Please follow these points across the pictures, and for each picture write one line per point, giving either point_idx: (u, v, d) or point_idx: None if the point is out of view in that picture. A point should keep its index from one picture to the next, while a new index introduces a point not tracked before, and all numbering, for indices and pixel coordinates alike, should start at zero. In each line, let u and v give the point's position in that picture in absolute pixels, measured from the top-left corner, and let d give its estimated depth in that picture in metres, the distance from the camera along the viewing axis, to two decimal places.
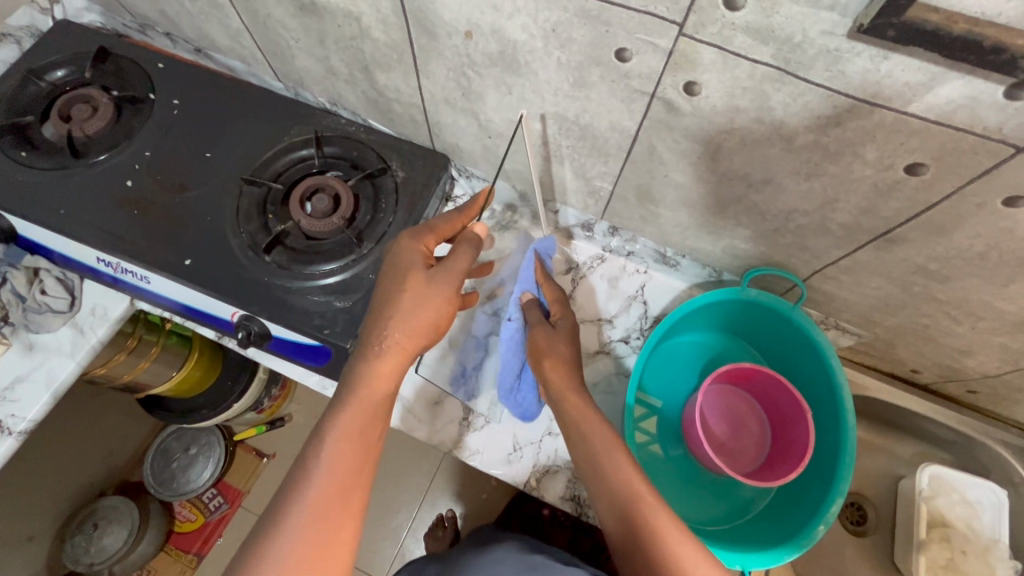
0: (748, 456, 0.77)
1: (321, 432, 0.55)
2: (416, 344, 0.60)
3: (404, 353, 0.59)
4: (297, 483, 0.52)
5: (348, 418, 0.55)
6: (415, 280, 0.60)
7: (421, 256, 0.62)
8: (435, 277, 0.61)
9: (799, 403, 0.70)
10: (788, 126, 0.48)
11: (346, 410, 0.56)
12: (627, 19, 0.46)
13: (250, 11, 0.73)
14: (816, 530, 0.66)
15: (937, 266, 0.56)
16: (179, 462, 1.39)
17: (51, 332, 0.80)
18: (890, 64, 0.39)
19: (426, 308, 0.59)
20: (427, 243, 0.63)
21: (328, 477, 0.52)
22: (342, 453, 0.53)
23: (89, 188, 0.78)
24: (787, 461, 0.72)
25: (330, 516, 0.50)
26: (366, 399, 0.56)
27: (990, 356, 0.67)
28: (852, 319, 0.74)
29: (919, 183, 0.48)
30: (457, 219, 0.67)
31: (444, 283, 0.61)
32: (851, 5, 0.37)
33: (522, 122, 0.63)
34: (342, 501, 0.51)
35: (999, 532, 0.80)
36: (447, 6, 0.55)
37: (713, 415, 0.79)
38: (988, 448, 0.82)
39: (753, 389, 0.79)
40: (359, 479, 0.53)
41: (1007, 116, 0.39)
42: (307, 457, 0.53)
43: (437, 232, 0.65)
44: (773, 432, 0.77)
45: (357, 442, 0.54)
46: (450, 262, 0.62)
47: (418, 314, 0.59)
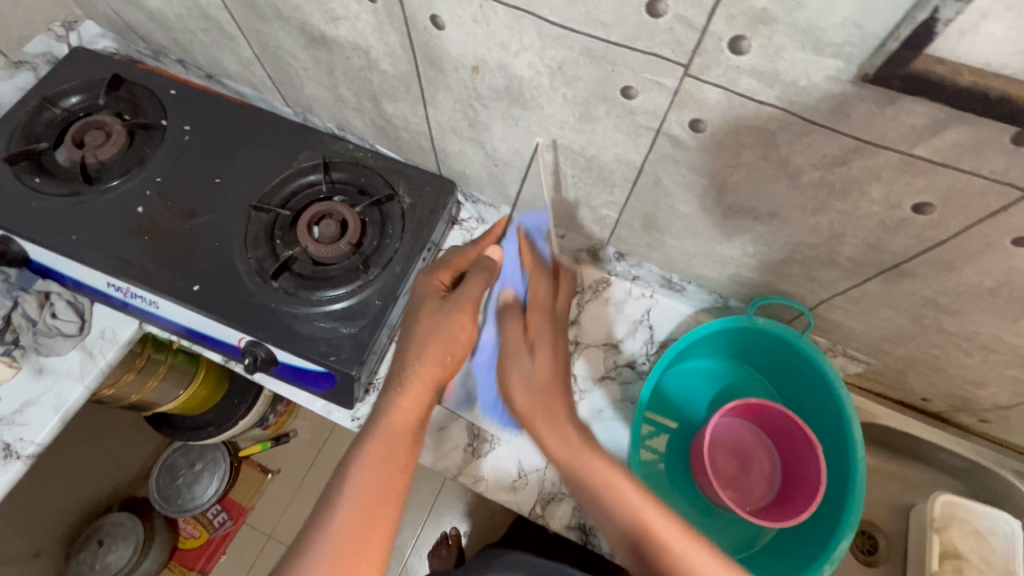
0: (757, 492, 0.76)
1: (347, 463, 0.56)
2: (436, 374, 0.61)
3: (427, 384, 0.61)
4: (325, 510, 0.53)
5: (374, 448, 0.56)
6: (429, 308, 0.63)
7: (434, 290, 0.65)
8: (446, 303, 0.63)
9: (808, 436, 0.69)
10: (794, 163, 0.48)
11: (370, 440, 0.57)
12: (634, 60, 0.47)
13: (260, 42, 0.74)
14: (824, 566, 0.65)
15: (946, 300, 0.56)
16: (184, 478, 1.40)
17: (60, 356, 0.81)
18: (896, 108, 0.39)
19: (443, 337, 0.61)
20: (441, 279, 0.66)
21: (353, 503, 0.53)
22: (368, 483, 0.54)
23: (101, 213, 0.80)
24: (796, 496, 0.71)
25: (353, 545, 0.51)
26: (389, 428, 0.57)
27: (1002, 388, 0.66)
28: (860, 347, 0.73)
29: (927, 222, 0.48)
30: (469, 252, 0.69)
31: (459, 310, 0.62)
32: (856, 53, 0.37)
33: (537, 151, 0.63)
34: (367, 527, 0.52)
35: (1014, 565, 0.77)
36: (454, 42, 0.55)
37: (721, 447, 0.78)
38: (1001, 478, 0.81)
39: (761, 422, 0.78)
40: (383, 507, 0.53)
41: (1016, 160, 0.39)
42: (335, 485, 0.54)
43: (450, 267, 0.67)
44: (782, 466, 0.76)
45: (383, 470, 0.55)
46: (463, 289, 0.63)
47: (433, 348, 0.61)
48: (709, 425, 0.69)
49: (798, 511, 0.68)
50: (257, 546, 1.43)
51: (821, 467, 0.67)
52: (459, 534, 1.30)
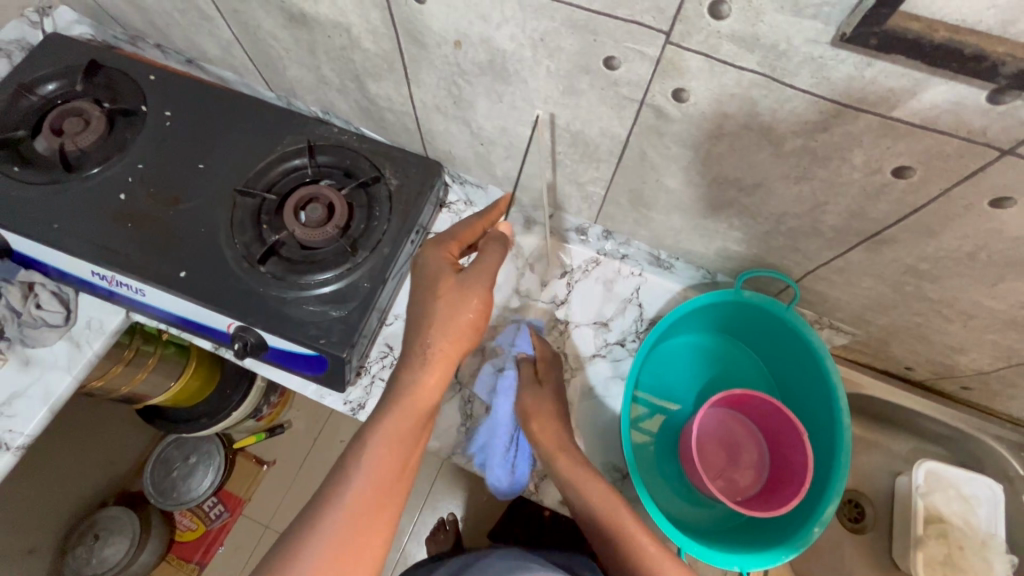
0: (748, 479, 0.77)
1: (362, 436, 0.56)
2: (459, 350, 0.60)
3: (449, 360, 0.59)
4: (341, 477, 0.54)
5: (390, 423, 0.56)
6: (448, 284, 0.60)
7: (447, 261, 0.63)
8: (465, 278, 0.61)
9: (790, 421, 0.70)
10: (777, 131, 0.48)
11: (390, 414, 0.57)
12: (615, 28, 0.46)
13: (239, 23, 0.73)
14: (810, 536, 0.66)
15: (927, 266, 0.57)
16: (179, 471, 1.39)
17: (46, 347, 0.80)
18: (874, 70, 0.40)
19: (461, 315, 0.59)
20: (450, 252, 0.64)
21: (369, 479, 0.54)
22: (381, 458, 0.54)
23: (82, 201, 0.78)
24: (786, 476, 0.72)
25: (361, 520, 0.52)
26: (413, 405, 0.57)
27: (982, 353, 0.68)
28: (845, 318, 0.74)
29: (907, 186, 0.48)
30: (477, 223, 0.67)
31: (476, 284, 0.60)
32: (834, 14, 0.37)
33: (537, 125, 0.61)
34: (380, 504, 0.53)
35: (996, 527, 0.80)
36: (436, 16, 0.55)
37: (709, 439, 0.79)
38: (983, 443, 0.83)
39: (747, 411, 0.79)
40: (398, 482, 0.55)
41: (991, 119, 0.40)
42: (349, 458, 0.55)
43: (459, 239, 0.65)
44: (770, 450, 0.77)
45: (400, 447, 0.56)
46: (479, 262, 0.62)
47: (458, 319, 0.59)
48: (697, 418, 0.70)
49: (788, 495, 0.69)
50: (255, 537, 1.43)
51: (805, 448, 0.68)
52: (456, 518, 1.31)
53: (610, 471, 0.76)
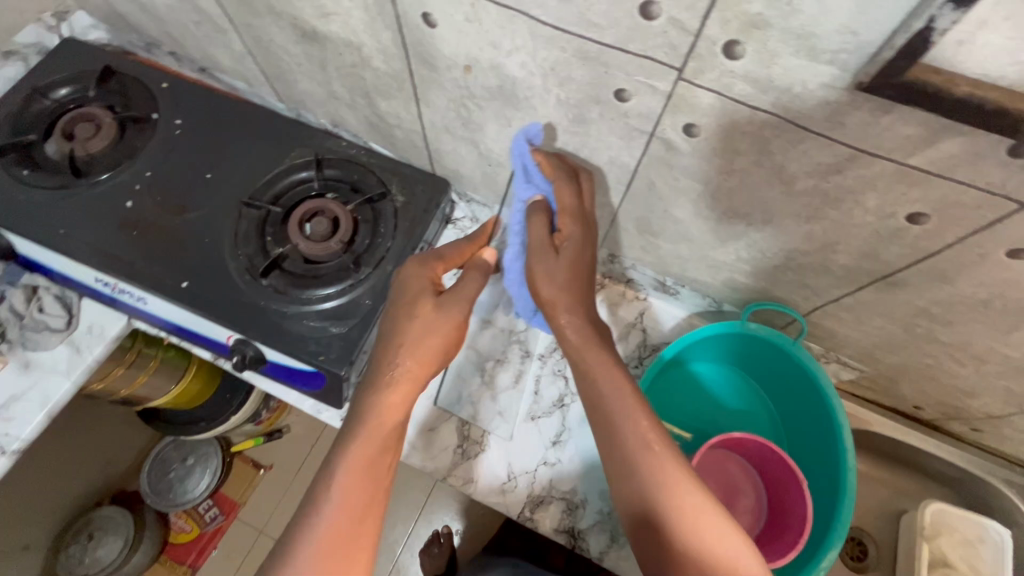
0: (746, 524, 0.76)
1: (331, 466, 0.54)
2: (427, 371, 0.60)
3: (416, 381, 0.60)
4: (310, 510, 0.52)
5: (359, 448, 0.55)
6: (426, 308, 0.61)
7: (429, 282, 0.64)
8: (445, 303, 0.62)
9: (791, 467, 0.69)
10: (788, 170, 0.47)
11: (357, 439, 0.55)
12: (627, 62, 0.46)
13: (252, 36, 0.73)
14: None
15: (939, 310, 0.55)
16: (176, 473, 1.39)
17: (46, 351, 0.80)
18: (891, 117, 0.39)
19: (435, 338, 0.60)
20: (435, 273, 0.65)
21: (340, 509, 0.51)
22: (352, 487, 0.52)
23: (89, 207, 0.79)
24: (786, 521, 0.71)
25: (334, 554, 0.49)
26: (379, 428, 0.56)
27: (994, 398, 0.66)
28: (853, 355, 0.73)
29: (922, 232, 0.47)
30: (467, 247, 0.69)
31: (454, 309, 0.62)
32: (851, 61, 0.36)
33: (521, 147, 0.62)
34: (353, 536, 0.51)
35: (1003, 569, 0.78)
36: (447, 41, 0.54)
37: (708, 480, 0.77)
38: (992, 486, 0.81)
39: (747, 453, 0.77)
40: (370, 511, 0.53)
41: (1012, 172, 0.38)
42: (317, 491, 0.53)
43: (446, 260, 0.66)
44: (770, 493, 0.76)
45: (367, 476, 0.54)
46: (457, 289, 0.63)
47: (427, 342, 0.60)
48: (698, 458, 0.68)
49: (787, 545, 0.68)
50: (249, 541, 1.43)
51: (806, 497, 0.67)
52: (451, 533, 1.30)
53: (604, 498, 0.75)
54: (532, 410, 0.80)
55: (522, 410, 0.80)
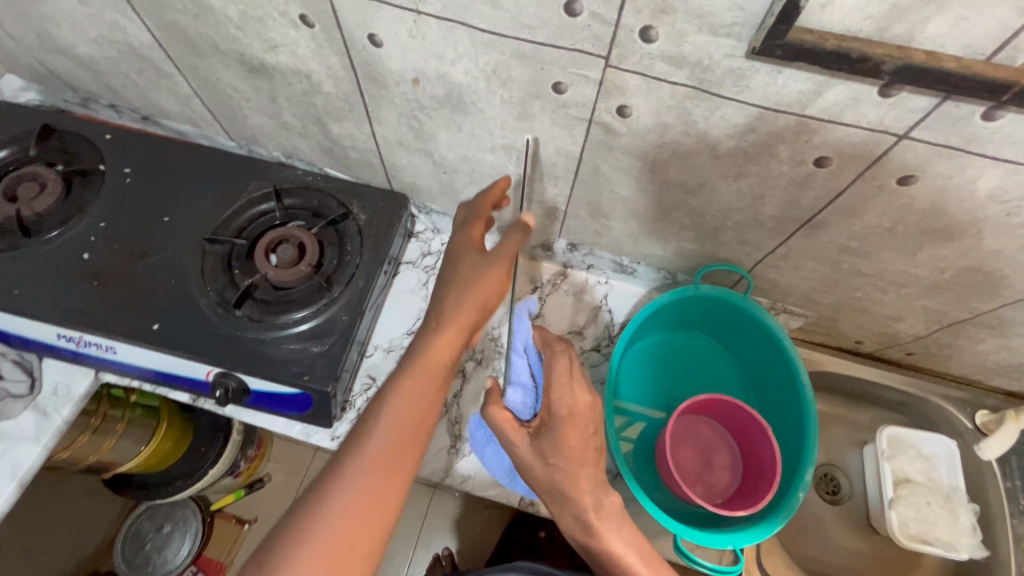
0: (725, 481, 0.81)
1: (384, 394, 0.59)
2: (472, 321, 0.63)
3: (462, 331, 0.62)
4: (363, 429, 0.56)
5: (412, 383, 0.59)
6: (467, 260, 0.65)
7: (471, 242, 0.66)
8: (484, 258, 0.65)
9: (754, 417, 0.76)
10: (711, 136, 0.55)
11: (412, 376, 0.59)
12: (560, 57, 0.52)
13: (198, 77, 0.75)
14: (782, 519, 0.70)
15: (857, 244, 0.64)
16: (152, 543, 1.33)
17: (11, 420, 0.77)
18: (784, 76, 0.46)
19: (483, 285, 0.63)
20: (472, 232, 0.67)
21: (388, 434, 0.56)
22: (400, 417, 0.57)
23: (43, 264, 0.77)
24: (760, 464, 0.77)
25: (377, 478, 0.54)
26: (430, 365, 0.60)
27: (917, 318, 0.75)
28: (797, 302, 0.81)
29: (828, 174, 0.55)
30: (485, 200, 0.68)
31: (495, 263, 0.64)
32: (744, 31, 0.43)
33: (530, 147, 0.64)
34: (392, 466, 0.55)
35: (956, 479, 0.87)
36: (393, 58, 0.59)
37: (684, 445, 0.83)
38: (933, 403, 0.90)
39: (713, 415, 0.83)
40: (413, 443, 0.57)
41: (885, 110, 0.46)
42: (369, 415, 0.57)
43: (483, 218, 0.68)
44: (740, 447, 0.82)
45: (416, 411, 0.58)
46: (500, 246, 0.65)
47: (475, 288, 0.63)
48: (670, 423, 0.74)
49: (764, 485, 0.73)
50: None
51: (770, 438, 0.73)
52: (452, 553, 1.30)
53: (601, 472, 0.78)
54: None
55: None
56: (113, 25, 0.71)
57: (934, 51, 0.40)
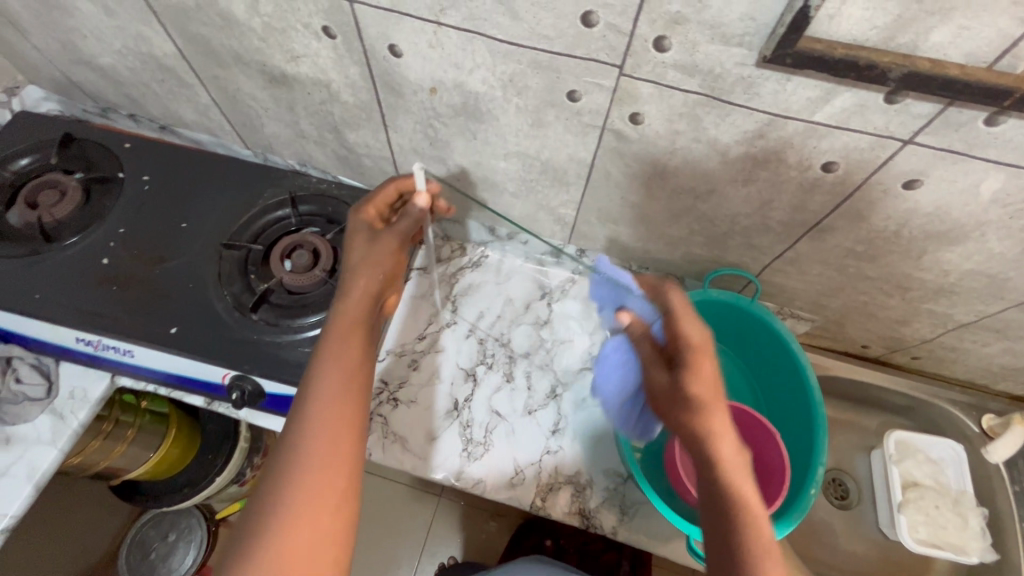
0: None
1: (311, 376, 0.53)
2: (377, 281, 0.60)
3: (371, 296, 0.59)
4: (295, 415, 0.51)
5: (330, 358, 0.54)
6: (360, 240, 0.63)
7: (367, 221, 0.66)
8: (382, 234, 0.64)
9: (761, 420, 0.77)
10: (721, 142, 0.56)
11: (331, 348, 0.55)
12: (575, 66, 0.54)
13: (219, 87, 0.78)
14: (795, 518, 0.70)
15: (863, 248, 0.65)
16: (157, 553, 1.32)
17: (27, 423, 0.78)
18: (793, 83, 0.48)
19: (382, 254, 0.62)
20: (369, 212, 0.66)
21: (320, 414, 0.51)
22: (331, 387, 0.52)
23: (63, 269, 0.79)
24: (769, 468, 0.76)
25: (322, 456, 0.49)
26: (346, 333, 0.56)
27: (923, 322, 0.76)
28: (803, 306, 0.82)
29: (835, 178, 0.56)
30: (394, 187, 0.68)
31: (388, 238, 0.64)
32: (755, 41, 0.45)
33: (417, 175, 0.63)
34: (333, 437, 0.50)
35: (965, 484, 0.87)
36: (412, 67, 0.61)
37: None
38: (939, 407, 0.91)
39: None
40: (350, 416, 0.51)
41: (891, 116, 0.48)
42: (298, 402, 0.52)
43: (376, 202, 0.67)
44: None
45: (341, 379, 0.53)
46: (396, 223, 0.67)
47: (376, 258, 0.62)
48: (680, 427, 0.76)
49: (775, 485, 0.74)
50: None
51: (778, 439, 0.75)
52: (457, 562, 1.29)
53: (611, 476, 0.80)
54: (529, 404, 0.84)
55: (518, 406, 0.84)
56: (138, 36, 0.73)
57: (939, 60, 0.42)
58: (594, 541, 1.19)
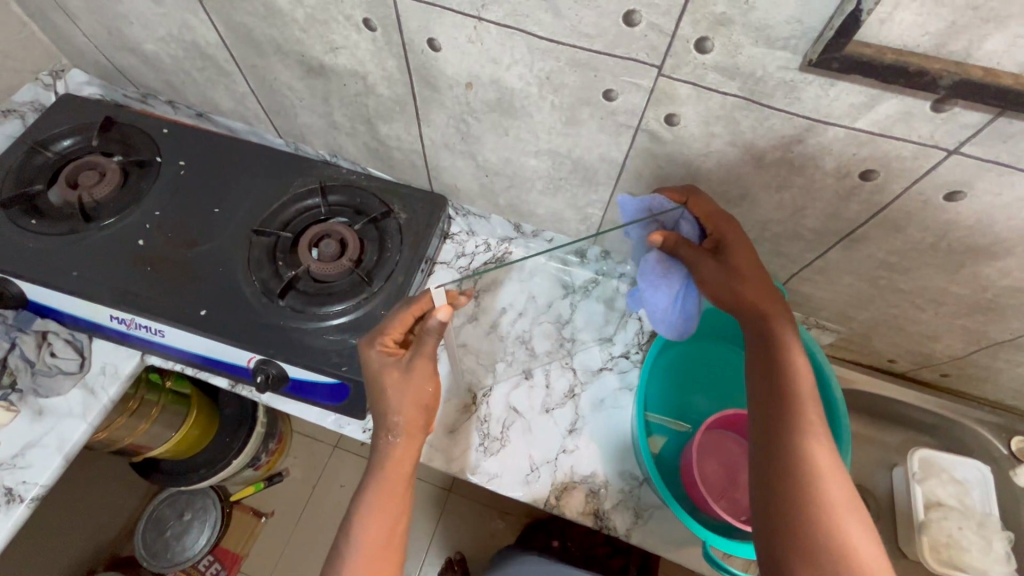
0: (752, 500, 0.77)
1: (353, 514, 0.59)
2: (419, 421, 0.63)
3: (416, 432, 0.63)
4: (341, 547, 0.58)
5: (371, 501, 0.59)
6: (391, 377, 0.62)
7: (387, 355, 0.63)
8: (407, 365, 0.62)
9: None
10: (757, 146, 0.56)
11: (373, 491, 0.60)
12: (613, 65, 0.54)
13: (257, 76, 0.79)
14: None
15: (897, 259, 0.64)
16: (173, 531, 1.35)
17: (59, 396, 0.80)
18: (837, 89, 0.47)
19: (417, 389, 0.62)
20: (386, 344, 0.64)
21: (361, 555, 0.57)
22: (372, 534, 0.58)
23: (100, 249, 0.81)
24: None
25: None
26: (389, 478, 0.60)
27: (955, 338, 0.75)
28: (830, 317, 0.81)
29: (872, 187, 0.56)
30: (407, 314, 0.64)
31: (418, 369, 0.62)
32: (800, 45, 0.45)
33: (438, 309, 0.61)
34: None
35: (990, 505, 0.85)
36: (449, 62, 0.61)
37: (710, 459, 0.79)
38: (966, 427, 0.89)
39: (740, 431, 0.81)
40: (386, 559, 0.58)
41: (936, 125, 0.47)
42: (343, 536, 0.59)
43: (389, 333, 0.64)
44: None
45: (381, 523, 0.58)
46: (420, 346, 0.63)
47: (414, 393, 0.62)
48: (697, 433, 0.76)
49: None
50: None
51: None
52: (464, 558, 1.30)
53: (627, 478, 0.80)
54: (546, 402, 0.84)
55: (536, 404, 0.84)
56: (183, 24, 0.75)
57: (991, 68, 0.41)
58: (600, 545, 1.18)
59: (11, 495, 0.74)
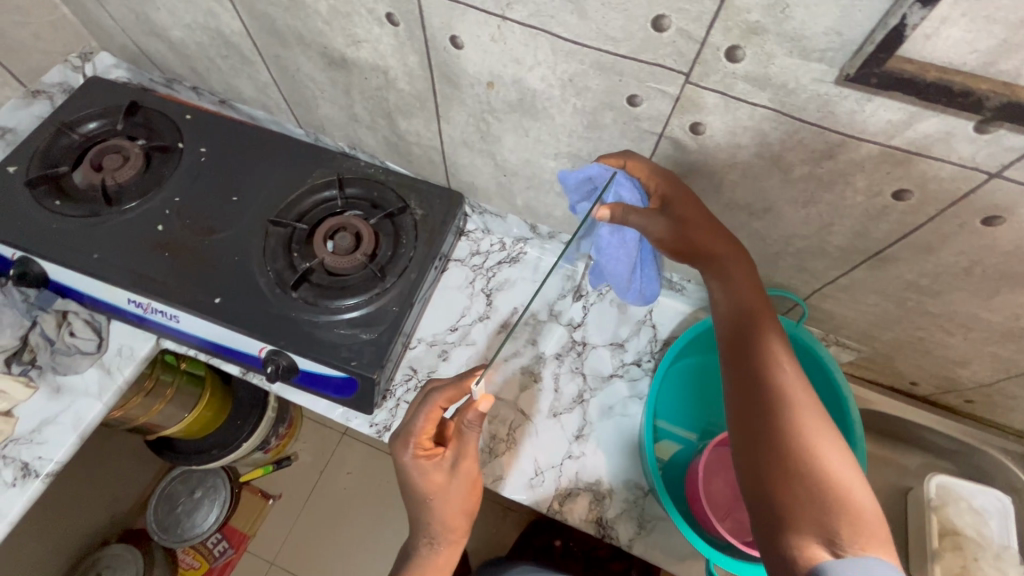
0: None
1: None
2: (462, 530, 0.64)
3: (456, 540, 0.64)
4: None
5: None
6: (435, 483, 0.61)
7: (425, 458, 0.61)
8: (451, 466, 0.61)
9: None
10: (786, 159, 0.54)
11: None
12: (639, 71, 0.52)
13: (279, 66, 0.79)
14: None
15: (927, 282, 0.61)
16: (184, 507, 1.37)
17: (77, 375, 0.82)
18: (874, 104, 0.45)
19: (461, 501, 0.62)
20: (421, 447, 0.61)
21: None
22: None
23: (120, 232, 0.82)
24: None
25: None
26: None
27: (983, 365, 0.72)
28: (852, 335, 0.78)
29: (906, 208, 0.53)
30: (432, 411, 0.61)
31: (462, 469, 0.61)
32: (837, 57, 0.43)
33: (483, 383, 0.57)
34: None
35: (1008, 538, 0.82)
36: (472, 60, 0.60)
37: (718, 477, 0.76)
38: (989, 455, 0.86)
39: None
40: None
41: (979, 146, 0.45)
42: None
43: (422, 434, 0.61)
44: None
45: None
46: (460, 445, 0.62)
47: (457, 504, 0.62)
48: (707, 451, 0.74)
49: None
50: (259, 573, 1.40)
51: None
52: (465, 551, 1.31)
53: (631, 488, 0.79)
54: (555, 407, 0.83)
55: (544, 407, 0.83)
56: (208, 12, 0.75)
57: None
58: (602, 548, 1.17)
59: (27, 470, 0.76)
